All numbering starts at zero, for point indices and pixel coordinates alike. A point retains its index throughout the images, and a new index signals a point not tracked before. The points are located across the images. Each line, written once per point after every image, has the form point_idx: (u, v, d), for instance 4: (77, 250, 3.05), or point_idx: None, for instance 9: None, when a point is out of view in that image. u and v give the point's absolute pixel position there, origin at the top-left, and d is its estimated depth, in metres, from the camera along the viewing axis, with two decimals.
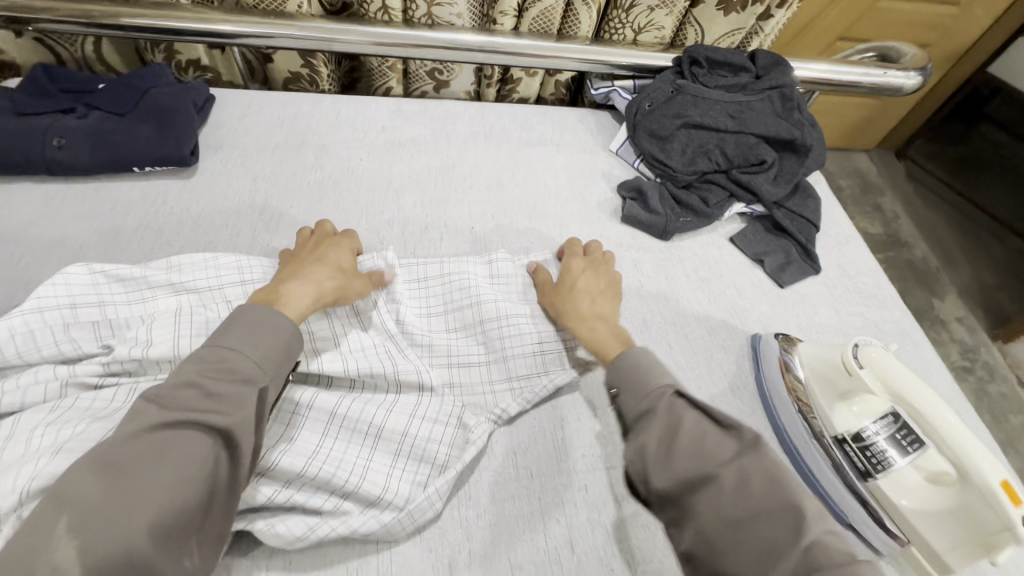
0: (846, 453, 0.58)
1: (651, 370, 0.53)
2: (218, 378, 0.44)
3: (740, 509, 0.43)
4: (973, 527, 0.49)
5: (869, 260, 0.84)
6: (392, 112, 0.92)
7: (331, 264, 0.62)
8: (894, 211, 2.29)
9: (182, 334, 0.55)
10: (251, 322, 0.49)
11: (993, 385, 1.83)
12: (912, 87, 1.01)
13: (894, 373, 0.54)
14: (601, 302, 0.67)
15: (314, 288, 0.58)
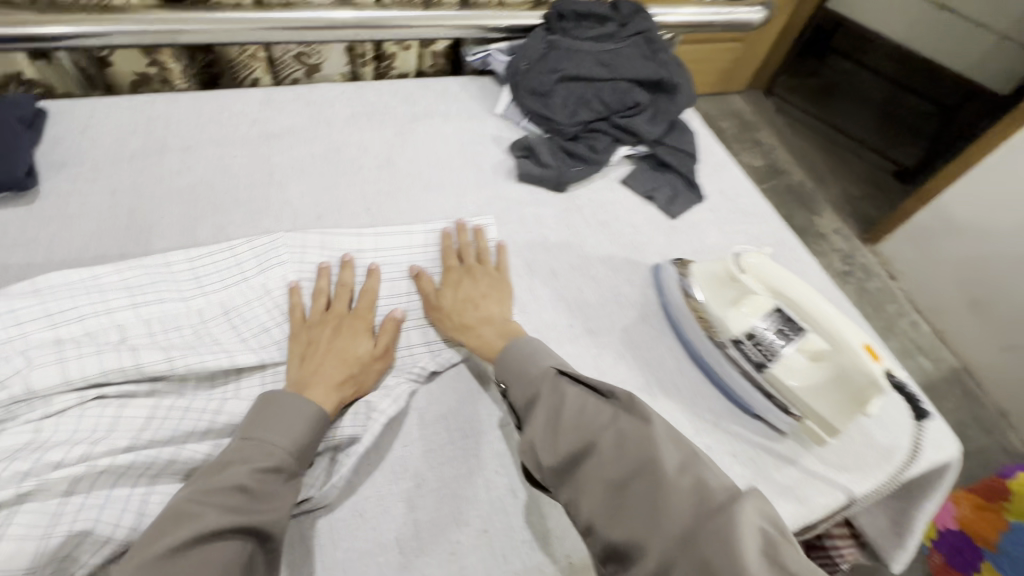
0: (742, 349, 0.63)
1: (534, 358, 0.56)
2: (263, 480, 0.47)
3: (623, 471, 0.45)
4: (848, 389, 0.57)
5: (744, 182, 0.92)
6: (262, 102, 0.86)
7: (349, 356, 0.58)
8: (770, 144, 2.51)
9: (65, 363, 0.50)
10: (283, 406, 0.51)
11: (870, 282, 2.07)
12: (758, 21, 1.10)
13: (769, 271, 0.62)
14: (487, 303, 0.65)
15: (333, 376, 0.56)
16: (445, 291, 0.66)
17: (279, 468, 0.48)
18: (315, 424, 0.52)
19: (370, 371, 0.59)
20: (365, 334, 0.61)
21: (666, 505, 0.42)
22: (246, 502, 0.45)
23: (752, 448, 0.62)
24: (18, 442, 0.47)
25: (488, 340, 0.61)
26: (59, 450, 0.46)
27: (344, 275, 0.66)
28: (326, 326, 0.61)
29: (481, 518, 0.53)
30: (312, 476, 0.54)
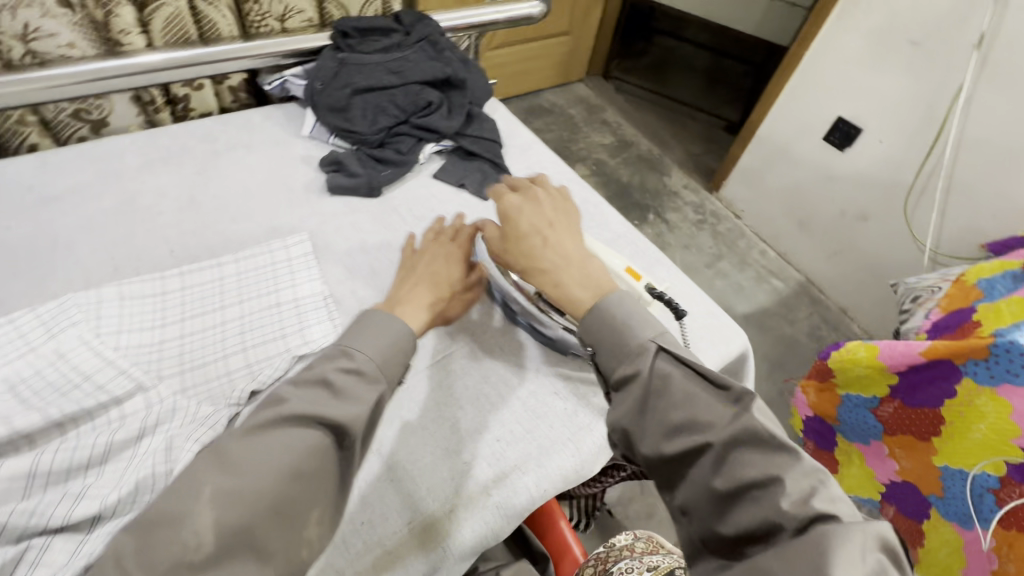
0: (547, 299, 0.70)
1: (636, 327, 0.53)
2: (348, 381, 0.51)
3: (728, 482, 0.42)
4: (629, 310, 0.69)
5: (549, 156, 1.02)
6: (38, 166, 0.81)
7: (426, 283, 0.66)
8: (615, 121, 2.73)
9: None
10: (373, 321, 0.57)
11: (722, 225, 2.31)
12: (540, 14, 1.22)
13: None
14: (421, 286, 0.66)
15: (421, 311, 0.63)
16: (520, 220, 0.63)
17: (360, 371, 0.52)
18: (399, 330, 0.57)
19: (454, 302, 0.69)
20: (457, 262, 0.70)
21: (723, 477, 0.43)
22: (325, 402, 0.48)
23: (571, 383, 0.69)
24: None
25: (566, 287, 0.59)
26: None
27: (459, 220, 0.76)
28: (419, 259, 0.70)
29: None
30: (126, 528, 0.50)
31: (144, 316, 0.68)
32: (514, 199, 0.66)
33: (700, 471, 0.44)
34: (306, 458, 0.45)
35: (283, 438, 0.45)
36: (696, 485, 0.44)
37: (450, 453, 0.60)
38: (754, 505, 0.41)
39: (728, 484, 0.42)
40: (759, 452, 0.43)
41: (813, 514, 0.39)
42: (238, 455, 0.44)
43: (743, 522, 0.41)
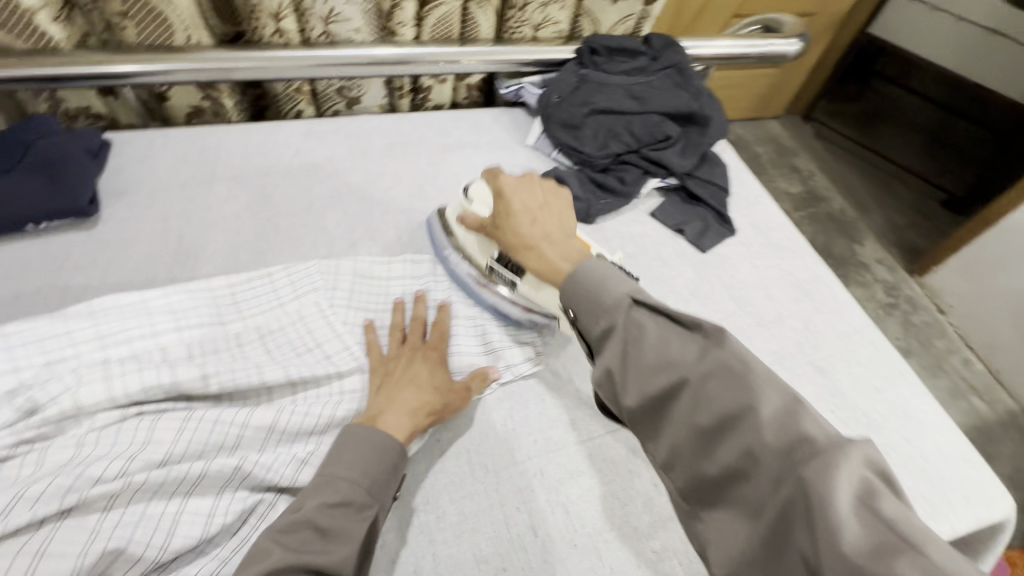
0: (497, 273, 0.69)
1: (747, 380, 0.43)
2: (332, 513, 0.47)
3: (708, 418, 0.43)
4: None
5: (779, 216, 0.90)
6: (305, 134, 0.90)
7: (422, 384, 0.59)
8: (809, 170, 2.44)
9: (114, 375, 0.52)
10: (354, 442, 0.52)
11: (917, 315, 1.98)
12: (794, 53, 1.10)
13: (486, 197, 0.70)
14: (407, 382, 0.59)
15: (410, 418, 0.56)
16: (512, 199, 0.64)
17: (349, 502, 0.48)
18: (392, 459, 0.52)
19: (448, 399, 0.59)
20: (438, 360, 0.63)
21: (805, 535, 0.36)
22: (319, 539, 0.46)
23: None
24: (63, 457, 0.47)
25: (550, 263, 0.60)
26: (100, 465, 0.46)
27: (417, 308, 0.67)
28: (398, 361, 0.62)
29: (500, 556, 0.53)
30: None
31: (370, 297, 0.70)
32: (506, 178, 0.66)
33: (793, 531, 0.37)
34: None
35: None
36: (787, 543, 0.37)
37: (637, 535, 0.55)
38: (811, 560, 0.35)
39: (808, 527, 0.35)
40: (832, 480, 0.35)
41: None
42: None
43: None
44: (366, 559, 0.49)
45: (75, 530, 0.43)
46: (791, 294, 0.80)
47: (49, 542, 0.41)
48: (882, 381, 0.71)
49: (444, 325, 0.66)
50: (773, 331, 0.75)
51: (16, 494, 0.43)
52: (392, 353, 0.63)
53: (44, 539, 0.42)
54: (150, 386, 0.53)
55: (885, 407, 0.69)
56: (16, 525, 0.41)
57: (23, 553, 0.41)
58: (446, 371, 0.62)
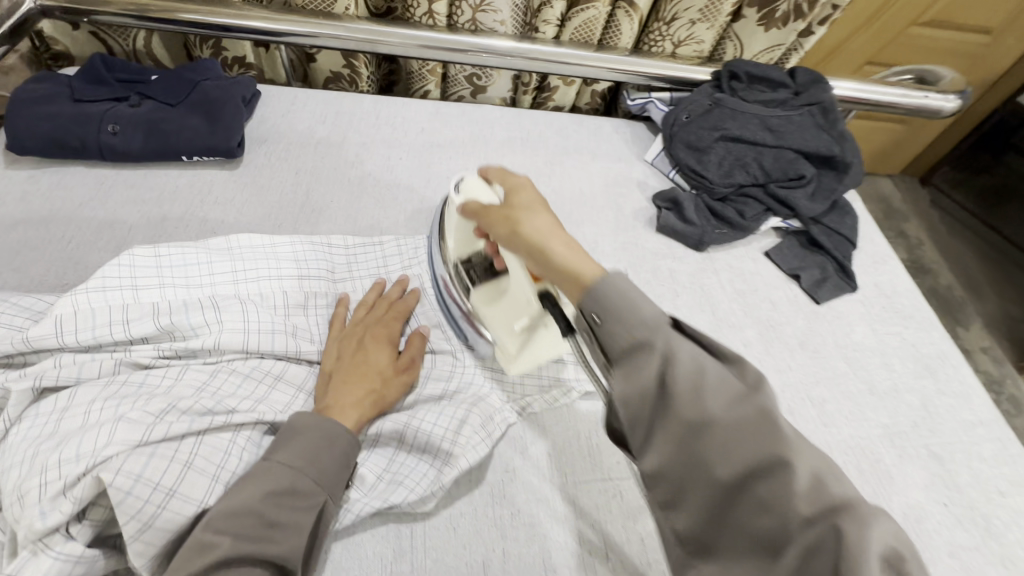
0: (460, 275, 0.62)
1: (633, 301, 0.39)
2: (281, 505, 0.42)
3: (731, 463, 0.33)
4: (513, 306, 0.57)
5: (907, 281, 0.83)
6: (431, 114, 0.93)
7: (369, 368, 0.55)
8: (919, 237, 2.25)
9: (254, 322, 0.55)
10: (300, 431, 0.46)
11: (1020, 418, 1.80)
12: (950, 110, 1.00)
13: (476, 189, 0.60)
14: (364, 362, 0.55)
15: (355, 409, 0.51)
16: (521, 220, 0.50)
17: (294, 490, 0.43)
18: (346, 449, 0.48)
19: (394, 383, 0.56)
20: (389, 341, 0.58)
21: (721, 461, 0.34)
22: (264, 531, 0.41)
23: None
24: (198, 379, 0.50)
25: (568, 257, 0.46)
26: (235, 399, 0.50)
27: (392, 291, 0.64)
28: (347, 342, 0.57)
29: (568, 568, 0.51)
30: (410, 480, 0.52)
31: None
32: (520, 175, 0.56)
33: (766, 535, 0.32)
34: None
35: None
36: (699, 459, 0.34)
37: None
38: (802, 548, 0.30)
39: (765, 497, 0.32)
40: (751, 396, 0.35)
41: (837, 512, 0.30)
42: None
43: (751, 524, 0.33)
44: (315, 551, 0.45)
45: (214, 447, 0.45)
46: (911, 367, 0.73)
47: (194, 455, 0.43)
48: (1010, 485, 0.64)
49: (404, 309, 0.62)
50: (888, 403, 0.69)
51: (170, 403, 0.45)
52: (346, 330, 0.59)
53: (191, 451, 0.43)
54: (279, 335, 0.55)
55: (1009, 514, 0.61)
56: (170, 432, 0.43)
57: (175, 461, 0.42)
58: (390, 352, 0.58)
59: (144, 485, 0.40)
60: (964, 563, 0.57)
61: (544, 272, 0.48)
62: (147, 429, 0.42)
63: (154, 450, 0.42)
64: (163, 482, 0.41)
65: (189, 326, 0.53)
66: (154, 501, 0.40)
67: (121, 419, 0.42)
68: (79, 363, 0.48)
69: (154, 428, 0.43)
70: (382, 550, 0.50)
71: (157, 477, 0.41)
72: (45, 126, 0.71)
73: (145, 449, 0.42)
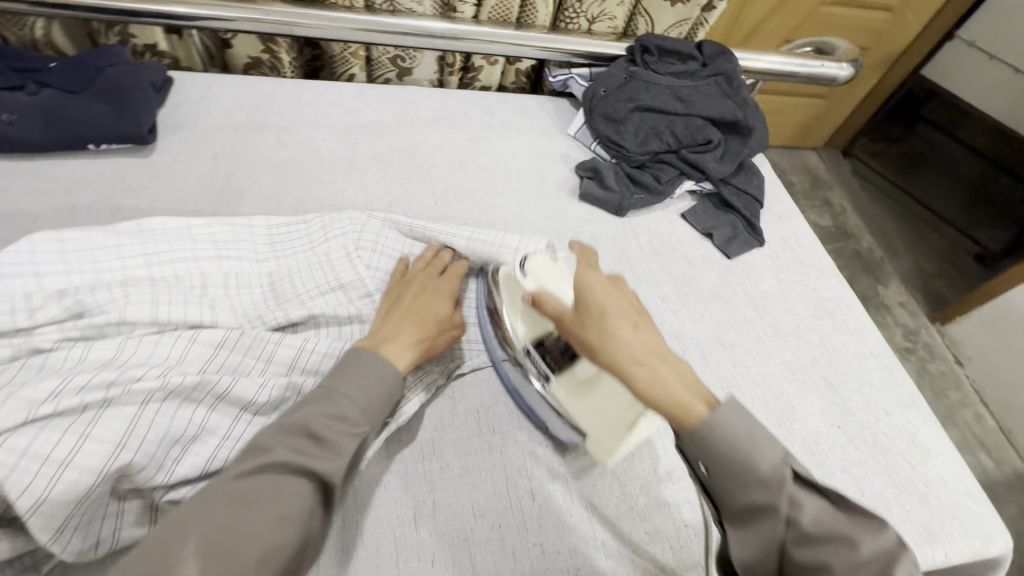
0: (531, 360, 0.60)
1: (747, 455, 0.43)
2: (329, 426, 0.48)
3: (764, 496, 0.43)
4: (616, 416, 0.55)
5: (809, 235, 0.91)
6: (356, 96, 0.93)
7: (433, 319, 0.62)
8: (841, 204, 2.41)
9: (162, 301, 0.55)
10: (360, 362, 0.53)
11: (933, 363, 1.97)
12: (844, 78, 1.09)
13: (547, 274, 0.60)
14: (432, 314, 0.62)
15: (410, 348, 0.58)
16: (596, 296, 0.51)
17: (342, 416, 0.49)
18: (392, 384, 0.54)
19: (445, 332, 0.63)
20: (447, 296, 0.65)
21: (755, 492, 0.43)
22: (313, 447, 0.47)
23: None
24: (103, 357, 0.50)
25: (668, 385, 0.46)
26: (139, 368, 0.49)
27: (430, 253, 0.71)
28: (410, 290, 0.64)
29: (497, 512, 0.54)
30: None
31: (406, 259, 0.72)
32: (592, 270, 0.53)
33: (761, 530, 0.43)
34: (292, 507, 0.43)
35: (267, 482, 0.44)
36: (725, 492, 0.44)
37: (632, 515, 0.57)
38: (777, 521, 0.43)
39: (757, 481, 0.43)
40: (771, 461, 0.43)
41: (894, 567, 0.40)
42: (242, 491, 0.43)
43: (758, 534, 0.44)
44: (349, 471, 0.50)
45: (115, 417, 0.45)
46: (812, 310, 0.80)
47: (91, 427, 0.44)
48: (895, 406, 0.71)
49: (459, 271, 0.69)
50: (791, 343, 0.75)
51: (66, 380, 0.46)
52: (402, 288, 0.65)
53: (87, 424, 0.44)
54: (191, 307, 0.56)
55: (894, 431, 0.69)
56: (62, 407, 0.44)
57: (69, 433, 0.43)
58: (448, 304, 0.64)
59: (34, 457, 0.41)
60: (855, 475, 0.64)
61: (589, 353, 0.50)
62: (35, 406, 0.44)
63: (43, 425, 0.43)
64: (55, 454, 0.42)
65: (97, 308, 0.53)
66: (43, 475, 0.41)
67: (13, 399, 0.44)
68: None
69: (44, 406, 0.44)
70: None
71: (51, 449, 0.42)
72: None
73: (36, 426, 0.43)
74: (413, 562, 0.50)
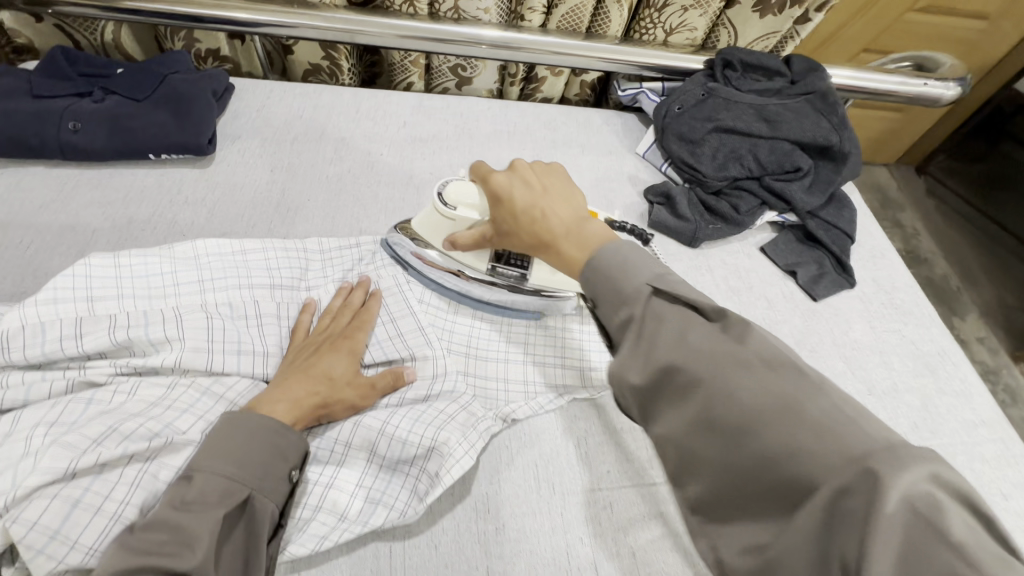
0: (500, 272, 0.64)
1: (681, 322, 0.41)
2: (191, 511, 0.37)
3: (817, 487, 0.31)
4: None
5: (905, 275, 0.81)
6: (415, 107, 0.89)
7: (320, 374, 0.52)
8: (915, 227, 2.23)
9: (217, 348, 0.52)
10: (230, 432, 0.42)
11: (1014, 409, 1.79)
12: (950, 98, 0.98)
13: (465, 191, 0.59)
14: (326, 365, 0.53)
15: (290, 404, 0.48)
16: (512, 195, 0.53)
17: (207, 499, 0.39)
18: (279, 437, 0.43)
19: (344, 393, 0.52)
20: (348, 353, 0.55)
21: (805, 473, 0.32)
22: (173, 542, 0.36)
23: None
24: (153, 395, 0.47)
25: (588, 247, 0.48)
26: (182, 419, 0.46)
27: (354, 297, 0.61)
28: (309, 347, 0.55)
29: None
30: (388, 497, 0.50)
31: None
32: (498, 172, 0.55)
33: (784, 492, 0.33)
34: None
35: None
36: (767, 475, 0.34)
37: None
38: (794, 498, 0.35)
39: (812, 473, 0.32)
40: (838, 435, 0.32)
41: (947, 533, 0.27)
42: None
43: (841, 536, 0.29)
44: (254, 556, 0.39)
45: (164, 468, 0.43)
46: (911, 366, 0.71)
47: (125, 505, 0.40)
48: (1013, 488, 0.61)
49: (369, 318, 0.59)
50: (887, 404, 0.66)
51: (111, 425, 0.42)
52: (308, 338, 0.56)
53: (131, 484, 0.41)
54: (246, 356, 0.53)
55: (1012, 517, 0.59)
56: (105, 458, 0.41)
57: (100, 514, 0.39)
58: (350, 365, 0.54)
59: (63, 541, 0.38)
60: None
61: (530, 206, 0.52)
62: (74, 454, 0.40)
63: (78, 494, 0.39)
64: (81, 539, 0.38)
65: (148, 340, 0.50)
66: (68, 560, 0.38)
67: (55, 442, 0.40)
68: (28, 383, 0.46)
69: (86, 456, 0.40)
70: (357, 573, 0.47)
71: (84, 523, 0.38)
72: (1, 124, 0.67)
73: (74, 488, 0.39)
74: None
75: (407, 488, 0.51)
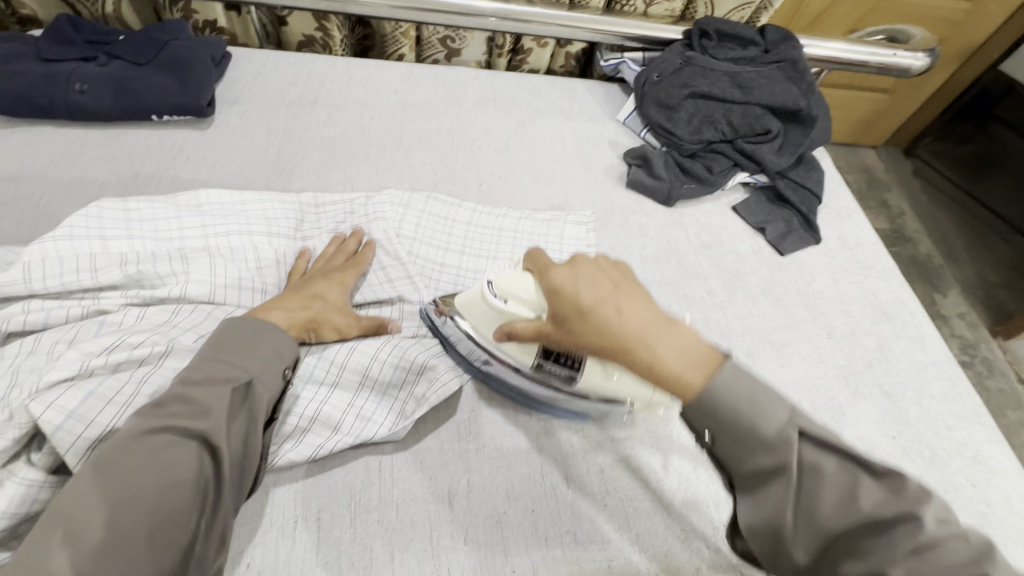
0: None
1: (752, 415, 0.42)
2: (201, 386, 0.42)
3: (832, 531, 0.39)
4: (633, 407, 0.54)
5: (869, 233, 0.86)
6: (404, 75, 0.93)
7: (312, 295, 0.57)
8: (900, 207, 2.27)
9: (219, 282, 0.56)
10: (234, 330, 0.47)
11: (991, 380, 1.84)
12: (919, 68, 1.02)
13: (513, 284, 0.52)
14: (317, 289, 0.58)
15: (283, 314, 0.53)
16: (579, 291, 0.47)
17: (215, 378, 0.43)
18: (279, 339, 0.48)
19: (333, 315, 0.57)
20: (339, 284, 0.60)
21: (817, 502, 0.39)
22: (187, 410, 0.41)
23: None
24: (160, 318, 0.52)
25: (669, 363, 0.44)
26: (185, 335, 0.50)
27: (348, 244, 0.65)
28: (303, 280, 0.59)
29: (530, 496, 0.54)
30: (378, 416, 0.55)
31: (449, 240, 0.72)
32: (557, 268, 0.50)
33: (770, 495, 0.41)
34: (185, 469, 0.39)
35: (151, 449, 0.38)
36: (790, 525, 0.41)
37: (668, 511, 0.55)
38: (791, 485, 0.40)
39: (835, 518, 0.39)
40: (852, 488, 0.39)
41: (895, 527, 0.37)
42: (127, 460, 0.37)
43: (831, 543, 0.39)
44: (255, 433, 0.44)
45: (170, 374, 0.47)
46: (869, 314, 0.76)
47: (135, 396, 0.45)
48: (956, 420, 0.67)
49: (362, 262, 0.64)
50: (844, 347, 0.71)
51: (121, 338, 0.48)
52: (303, 275, 0.61)
53: (140, 385, 0.45)
54: (245, 291, 0.58)
55: (954, 446, 0.64)
56: (119, 362, 0.46)
57: (113, 405, 0.44)
58: (341, 295, 0.59)
59: (76, 422, 0.42)
60: None
61: (595, 299, 0.47)
62: (90, 359, 0.45)
63: (92, 388, 0.44)
64: (97, 421, 0.43)
65: (155, 274, 0.55)
66: (87, 439, 0.42)
67: (73, 352, 0.45)
68: (46, 309, 0.50)
69: (98, 359, 0.45)
70: (348, 484, 0.52)
71: (100, 414, 0.43)
72: (12, 85, 0.71)
73: (89, 384, 0.44)
74: (446, 539, 0.50)
75: (394, 410, 0.56)
